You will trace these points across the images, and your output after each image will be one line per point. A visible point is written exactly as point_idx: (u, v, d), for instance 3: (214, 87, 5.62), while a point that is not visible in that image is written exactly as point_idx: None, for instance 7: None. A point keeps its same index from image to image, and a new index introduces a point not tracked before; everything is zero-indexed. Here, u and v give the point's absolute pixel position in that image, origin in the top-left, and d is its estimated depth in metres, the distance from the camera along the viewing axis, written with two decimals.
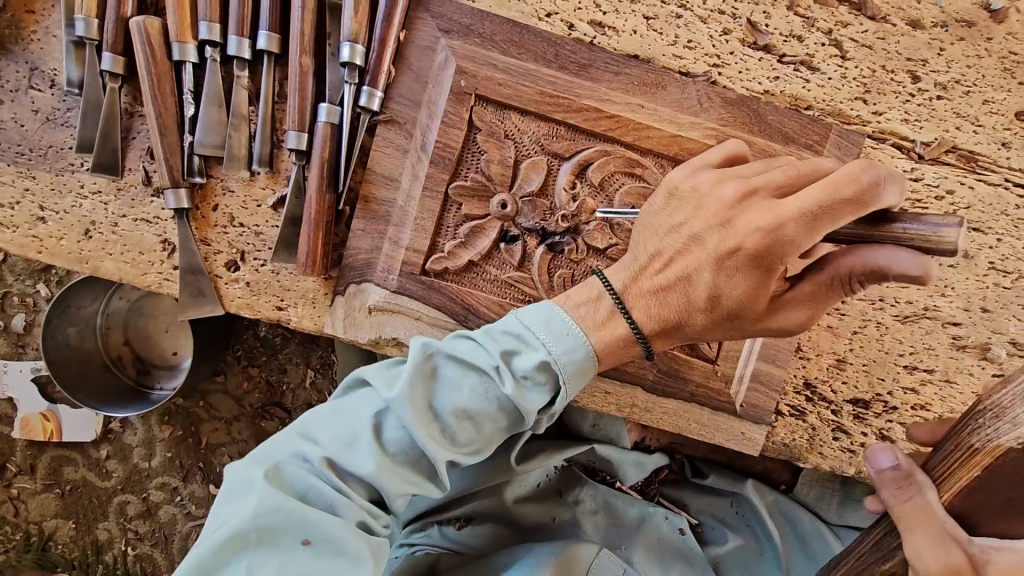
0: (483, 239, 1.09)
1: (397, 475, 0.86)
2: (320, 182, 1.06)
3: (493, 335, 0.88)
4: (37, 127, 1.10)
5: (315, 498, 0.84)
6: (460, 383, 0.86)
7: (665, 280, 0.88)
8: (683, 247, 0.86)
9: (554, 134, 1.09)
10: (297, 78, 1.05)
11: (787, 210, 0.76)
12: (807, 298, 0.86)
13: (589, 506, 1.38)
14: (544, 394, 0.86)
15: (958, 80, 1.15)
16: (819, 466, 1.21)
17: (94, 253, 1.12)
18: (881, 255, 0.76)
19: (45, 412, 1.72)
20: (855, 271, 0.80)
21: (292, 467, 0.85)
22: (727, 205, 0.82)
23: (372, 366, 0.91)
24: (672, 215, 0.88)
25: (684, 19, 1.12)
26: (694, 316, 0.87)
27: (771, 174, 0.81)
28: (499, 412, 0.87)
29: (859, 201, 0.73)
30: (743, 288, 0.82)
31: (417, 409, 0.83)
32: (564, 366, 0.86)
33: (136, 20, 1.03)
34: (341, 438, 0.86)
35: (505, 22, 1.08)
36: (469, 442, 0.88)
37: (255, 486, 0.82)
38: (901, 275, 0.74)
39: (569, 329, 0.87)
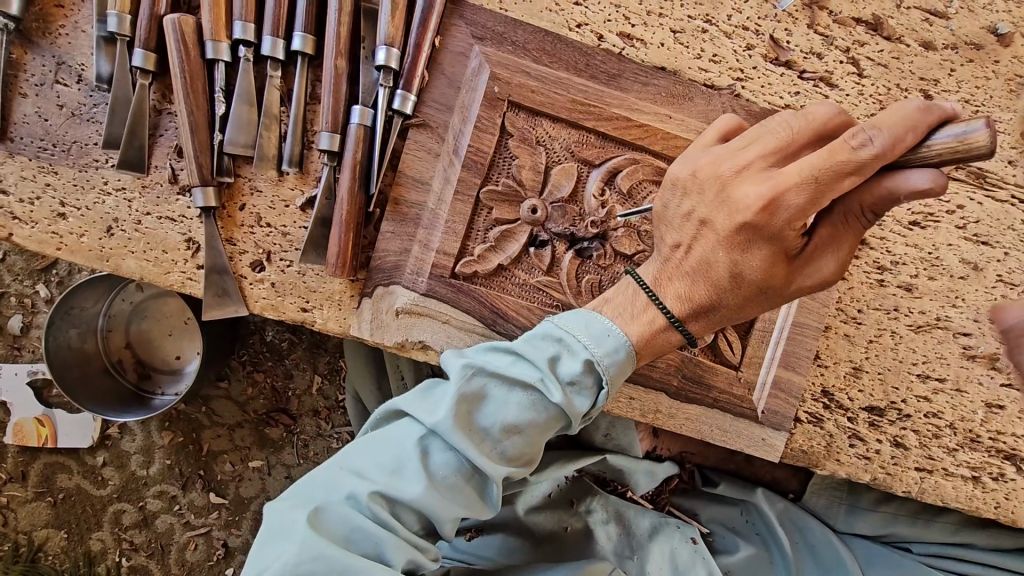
0: (513, 243, 1.10)
1: (445, 499, 0.86)
2: (352, 183, 1.06)
3: (531, 348, 0.88)
4: (62, 121, 1.09)
5: (360, 536, 0.83)
6: (504, 399, 0.86)
7: (690, 267, 0.86)
8: (696, 233, 0.85)
9: (584, 141, 1.11)
10: (331, 79, 1.06)
11: (788, 180, 0.73)
12: (830, 247, 0.82)
13: (601, 516, 1.36)
14: (590, 398, 0.87)
15: (968, 100, 1.20)
16: (836, 472, 1.23)
17: (116, 250, 1.10)
18: (890, 178, 0.72)
19: (40, 417, 1.67)
20: (868, 203, 0.76)
21: (334, 507, 0.84)
22: (727, 180, 0.80)
23: (410, 393, 0.92)
24: (681, 203, 0.86)
25: (710, 33, 1.16)
26: (725, 298, 0.86)
27: (763, 142, 0.79)
28: (546, 422, 0.87)
29: (857, 163, 0.69)
30: (760, 261, 0.81)
31: (463, 429, 0.84)
32: (607, 369, 0.86)
33: (171, 17, 1.02)
34: (385, 468, 0.86)
35: (537, 32, 1.10)
36: (518, 454, 0.89)
37: (298, 531, 0.82)
38: (914, 195, 0.70)
39: (608, 331, 0.88)
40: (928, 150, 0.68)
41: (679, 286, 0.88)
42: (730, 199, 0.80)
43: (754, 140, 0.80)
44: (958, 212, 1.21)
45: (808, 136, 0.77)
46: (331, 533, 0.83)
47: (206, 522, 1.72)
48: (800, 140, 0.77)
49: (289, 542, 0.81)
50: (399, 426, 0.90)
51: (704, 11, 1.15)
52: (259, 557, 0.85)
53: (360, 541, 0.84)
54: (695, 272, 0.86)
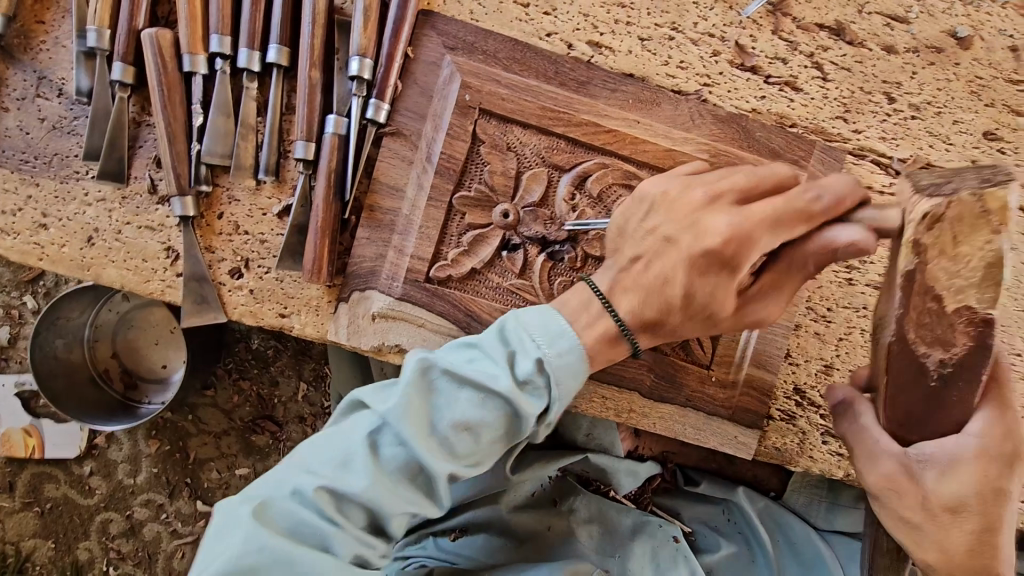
0: (486, 247, 1.12)
1: (393, 494, 0.87)
2: (327, 191, 1.09)
3: (488, 347, 0.90)
4: (43, 135, 1.11)
5: (306, 530, 0.85)
6: (456, 396, 0.88)
7: (647, 282, 0.90)
8: (659, 247, 0.89)
9: (554, 147, 1.13)
10: (305, 90, 1.09)
11: (752, 214, 0.84)
12: (773, 284, 0.92)
13: (583, 514, 1.38)
14: (543, 397, 0.89)
15: (930, 102, 1.23)
16: (810, 469, 1.25)
17: (96, 259, 1.12)
18: (826, 232, 0.86)
19: (27, 427, 1.68)
20: (810, 254, 0.88)
21: (280, 502, 0.86)
22: (700, 207, 0.88)
23: (367, 387, 0.93)
24: (648, 219, 0.92)
25: (676, 40, 1.19)
26: (673, 317, 0.91)
27: (735, 179, 0.89)
28: (496, 421, 0.89)
29: (812, 213, 0.85)
30: (713, 287, 0.88)
31: (414, 424, 0.86)
32: (559, 368, 0.88)
33: (149, 32, 1.05)
34: (334, 462, 0.87)
35: (507, 41, 1.13)
36: (469, 453, 0.90)
37: (243, 525, 0.84)
38: (849, 245, 0.84)
39: (565, 331, 0.90)
40: (858, 218, 0.85)
41: (634, 292, 0.91)
42: (699, 221, 0.87)
43: (726, 176, 0.91)
44: None
45: (769, 185, 0.89)
46: (275, 526, 0.85)
47: (193, 530, 1.73)
48: (763, 186, 0.89)
49: (233, 536, 0.83)
50: (353, 421, 0.91)
51: (670, 19, 1.19)
52: (205, 550, 0.87)
53: (305, 535, 0.85)
54: (652, 287, 0.89)
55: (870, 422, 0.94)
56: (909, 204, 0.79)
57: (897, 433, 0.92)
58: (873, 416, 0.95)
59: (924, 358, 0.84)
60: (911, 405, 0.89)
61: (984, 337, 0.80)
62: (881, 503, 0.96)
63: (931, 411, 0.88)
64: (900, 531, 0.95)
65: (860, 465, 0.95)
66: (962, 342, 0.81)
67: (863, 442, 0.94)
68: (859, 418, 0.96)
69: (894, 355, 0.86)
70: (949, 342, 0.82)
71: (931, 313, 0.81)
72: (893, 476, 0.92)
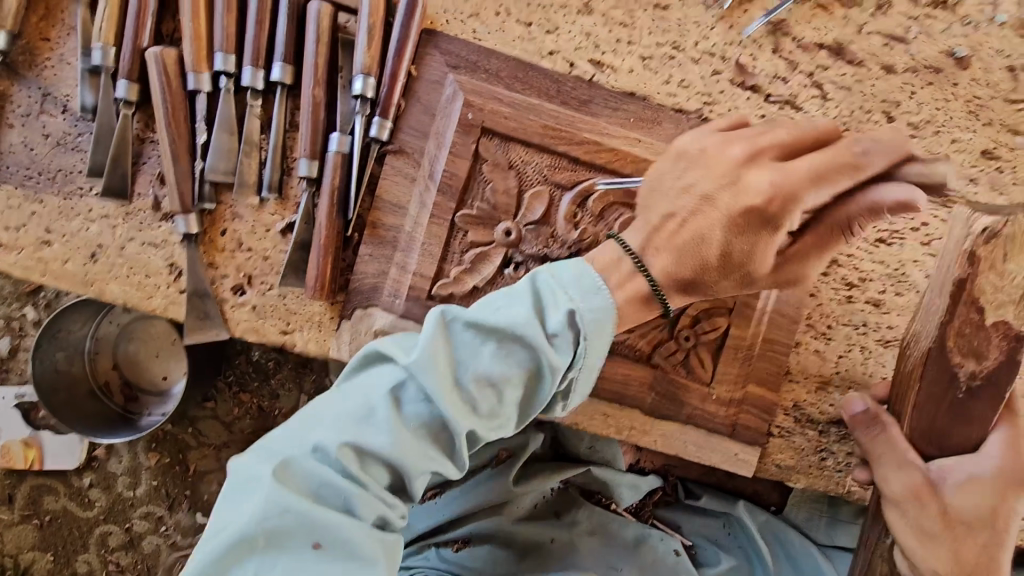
0: (488, 265, 1.12)
1: (417, 450, 0.88)
2: (330, 208, 1.10)
3: (511, 301, 0.92)
4: (47, 151, 1.12)
5: (329, 490, 0.85)
6: (478, 349, 0.90)
7: (680, 242, 0.94)
8: (696, 207, 0.93)
9: (557, 165, 1.14)
10: (309, 108, 1.09)
11: (794, 172, 0.87)
12: (817, 250, 0.94)
13: (585, 527, 1.38)
14: (567, 349, 0.91)
15: (928, 121, 1.24)
16: (809, 485, 1.26)
17: (99, 276, 1.12)
18: (867, 190, 0.87)
19: (27, 439, 1.68)
20: (855, 215, 0.88)
21: (303, 461, 0.85)
22: (737, 165, 0.90)
23: (388, 341, 0.94)
24: (683, 176, 0.96)
25: (677, 60, 1.20)
26: (709, 274, 0.95)
27: (776, 133, 0.91)
28: (518, 376, 0.90)
29: (855, 167, 0.85)
30: (751, 244, 0.91)
31: (439, 376, 0.86)
32: (586, 318, 0.91)
33: (153, 51, 1.06)
34: (355, 418, 0.87)
35: (509, 60, 1.14)
36: (490, 411, 0.90)
37: (264, 483, 0.83)
38: (898, 209, 0.84)
39: (595, 284, 0.93)
40: (905, 173, 0.85)
41: (666, 254, 0.95)
42: (740, 183, 0.90)
43: (766, 132, 0.92)
44: (923, 229, 1.24)
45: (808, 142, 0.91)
46: (298, 485, 0.84)
47: (193, 543, 1.73)
48: (803, 141, 0.90)
49: (255, 495, 0.82)
50: (375, 377, 0.91)
51: (671, 39, 1.19)
52: (222, 508, 0.86)
53: (327, 496, 0.85)
54: (686, 246, 0.94)
55: (898, 434, 1.07)
56: (969, 221, 0.96)
57: (918, 444, 1.05)
58: (900, 429, 1.08)
59: (959, 369, 1.00)
60: (936, 414, 1.04)
61: (1011, 353, 0.97)
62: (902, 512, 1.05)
63: (955, 423, 1.03)
64: (919, 539, 1.03)
65: (889, 470, 1.06)
66: (993, 355, 0.98)
67: (889, 449, 1.07)
68: (885, 427, 1.09)
69: (930, 362, 1.02)
70: (981, 355, 0.99)
71: (972, 325, 0.98)
72: (917, 484, 1.03)
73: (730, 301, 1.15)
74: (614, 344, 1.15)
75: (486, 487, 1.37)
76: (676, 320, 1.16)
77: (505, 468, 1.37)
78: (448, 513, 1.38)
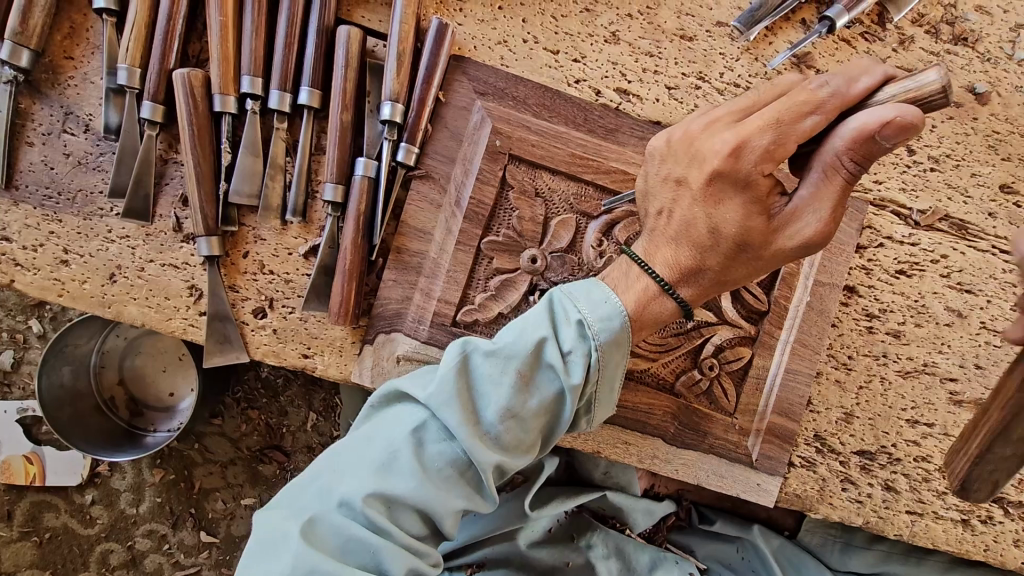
0: (514, 292, 1.12)
1: (442, 489, 0.88)
2: (356, 233, 1.08)
3: (524, 328, 0.91)
4: (68, 170, 1.10)
5: (355, 545, 0.85)
6: (496, 380, 0.89)
7: (673, 229, 0.89)
8: (674, 192, 0.89)
9: (583, 194, 1.13)
10: (336, 132, 1.08)
11: (752, 124, 0.80)
12: (814, 202, 0.81)
13: (602, 550, 1.36)
14: (585, 368, 0.89)
15: (948, 154, 1.25)
16: (829, 516, 1.25)
17: (118, 297, 1.11)
18: (851, 120, 0.75)
19: (28, 455, 1.64)
20: (842, 152, 0.76)
21: (326, 518, 0.86)
22: (698, 137, 0.86)
23: (406, 379, 0.95)
24: (660, 165, 0.91)
25: (703, 90, 1.20)
26: (709, 258, 0.88)
27: (733, 102, 0.86)
28: (539, 404, 0.90)
29: (818, 100, 0.77)
30: (735, 213, 0.84)
31: (460, 410, 0.87)
32: (599, 334, 0.89)
33: (181, 72, 1.04)
34: (376, 464, 0.87)
35: (537, 87, 1.14)
36: (516, 441, 0.90)
37: (290, 544, 0.83)
38: (883, 125, 0.72)
39: (607, 299, 0.91)
40: (879, 98, 0.75)
41: (664, 243, 0.90)
42: (699, 152, 0.85)
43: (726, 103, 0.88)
44: (942, 261, 1.25)
45: (770, 98, 0.83)
46: (325, 543, 0.85)
47: (196, 562, 1.70)
48: (764, 99, 0.84)
49: (284, 556, 0.83)
50: (392, 419, 0.92)
51: (697, 69, 1.20)
52: (251, 569, 0.87)
53: (356, 552, 0.85)
54: (678, 233, 0.89)
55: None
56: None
57: None
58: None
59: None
60: None
61: None
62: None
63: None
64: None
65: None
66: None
67: None
68: None
69: None
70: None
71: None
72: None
73: (754, 331, 1.17)
74: (636, 374, 1.15)
75: (502, 512, 1.36)
76: (699, 349, 1.15)
77: (520, 491, 1.36)
78: (462, 536, 1.35)
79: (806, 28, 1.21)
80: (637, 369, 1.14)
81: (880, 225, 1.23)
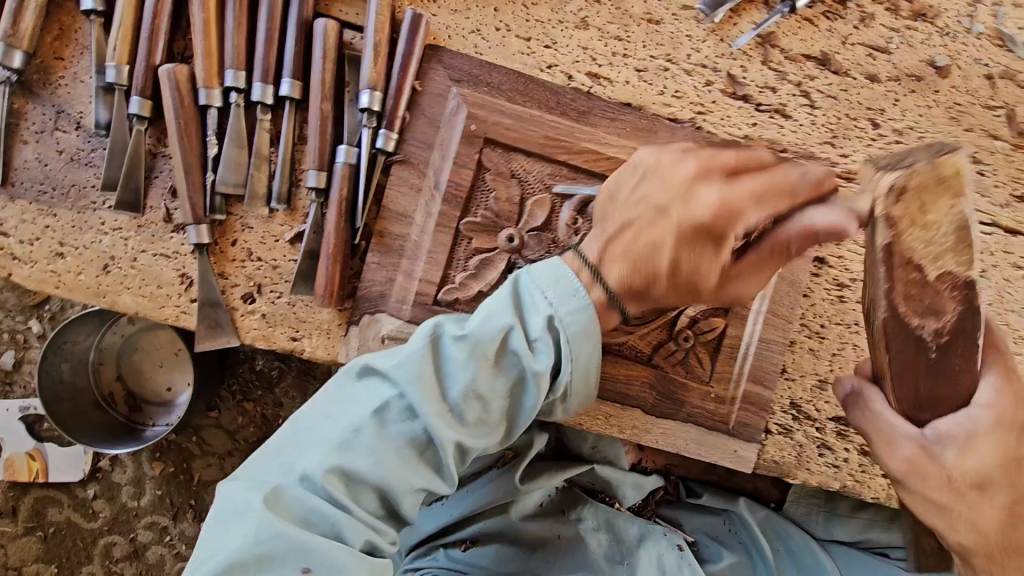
0: (493, 270, 1.16)
1: (404, 467, 0.92)
2: (338, 218, 1.13)
3: (491, 316, 0.95)
4: (62, 166, 1.14)
5: (316, 515, 0.88)
6: (461, 366, 0.92)
7: (636, 251, 0.94)
8: (649, 218, 0.93)
9: (557, 173, 1.18)
10: (317, 121, 1.13)
11: (742, 192, 0.89)
12: (758, 267, 0.96)
13: (591, 523, 1.38)
14: (551, 360, 0.95)
15: (912, 127, 1.29)
16: (807, 481, 1.29)
17: (112, 288, 1.15)
18: (805, 215, 0.90)
19: (31, 451, 1.68)
20: (793, 238, 0.92)
21: (290, 489, 0.89)
22: (688, 180, 0.92)
23: (370, 362, 0.97)
24: (638, 188, 0.96)
25: (671, 71, 1.24)
26: (659, 287, 0.96)
27: (725, 156, 0.93)
28: (502, 391, 0.95)
29: (791, 190, 0.90)
30: (698, 257, 0.92)
31: (425, 394, 0.91)
32: (568, 327, 0.95)
33: (167, 68, 1.09)
34: (340, 442, 0.91)
35: (511, 73, 1.18)
36: (478, 423, 0.95)
37: (254, 511, 0.87)
38: (828, 228, 0.87)
39: (575, 291, 0.96)
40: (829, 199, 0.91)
41: (621, 259, 0.96)
42: (688, 197, 0.91)
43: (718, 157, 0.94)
44: None
45: (750, 165, 0.93)
46: (287, 513, 0.88)
47: None
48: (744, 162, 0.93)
49: (246, 521, 0.86)
50: (356, 400, 0.95)
51: (665, 51, 1.24)
52: (211, 537, 0.89)
53: (317, 522, 0.89)
54: (641, 257, 0.94)
55: None
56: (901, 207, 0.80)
57: None
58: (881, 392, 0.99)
59: (921, 332, 0.88)
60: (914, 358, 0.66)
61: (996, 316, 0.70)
62: (906, 489, 0.95)
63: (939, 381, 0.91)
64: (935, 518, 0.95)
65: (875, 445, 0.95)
66: (953, 308, 0.86)
67: None
68: None
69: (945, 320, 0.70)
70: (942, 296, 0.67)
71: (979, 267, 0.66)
72: None
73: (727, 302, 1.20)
74: (615, 346, 1.18)
75: (492, 486, 1.37)
76: (674, 321, 1.19)
77: (509, 467, 1.37)
78: (455, 513, 1.39)
79: (769, 9, 1.26)
80: (615, 342, 1.18)
81: None
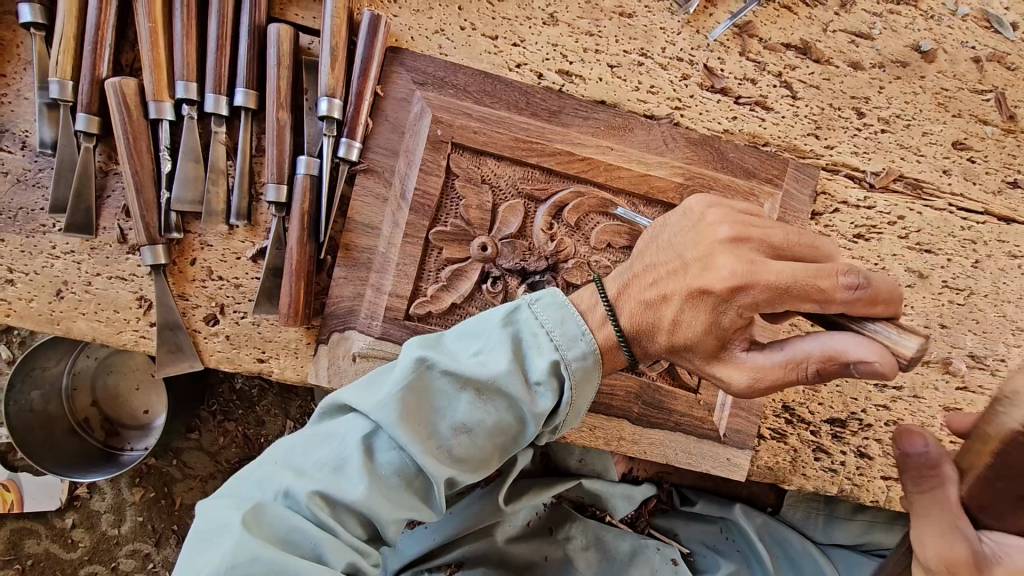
0: (465, 282, 1.11)
1: (389, 499, 0.86)
2: (301, 233, 1.07)
3: (489, 338, 0.90)
4: (8, 189, 1.09)
5: (299, 535, 0.82)
6: (454, 398, 0.88)
7: (647, 298, 0.92)
8: (673, 268, 0.90)
9: (530, 177, 1.13)
10: (274, 132, 1.07)
11: (764, 277, 0.81)
12: (763, 369, 0.85)
13: (581, 541, 1.35)
14: (554, 399, 0.90)
15: (898, 115, 1.25)
16: (804, 487, 1.26)
17: (67, 313, 1.10)
18: (837, 343, 0.80)
19: (4, 483, 1.60)
20: (813, 355, 0.82)
21: (272, 506, 0.83)
22: (717, 243, 0.86)
23: (359, 384, 0.92)
24: (673, 237, 0.94)
25: (645, 66, 1.19)
26: (658, 337, 0.91)
27: (770, 233, 0.86)
28: (498, 424, 0.89)
29: (828, 294, 0.79)
30: (700, 323, 0.87)
31: (414, 427, 0.86)
32: (574, 369, 0.90)
33: (112, 82, 1.03)
34: (328, 467, 0.86)
35: (477, 74, 1.13)
36: (469, 457, 0.90)
37: (230, 532, 0.80)
38: (860, 361, 0.77)
39: (582, 333, 0.91)
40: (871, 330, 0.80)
41: (636, 301, 0.93)
42: (709, 265, 0.85)
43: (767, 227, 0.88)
44: (900, 222, 1.25)
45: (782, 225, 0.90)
46: (266, 532, 0.81)
47: None
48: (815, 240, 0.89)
49: (222, 542, 0.79)
50: (346, 421, 0.90)
51: (638, 46, 1.19)
52: (187, 562, 0.83)
53: (299, 543, 0.82)
54: (650, 304, 0.91)
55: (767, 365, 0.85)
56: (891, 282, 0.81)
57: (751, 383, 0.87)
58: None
59: None
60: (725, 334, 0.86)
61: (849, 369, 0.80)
62: None
63: (1023, 506, 0.73)
64: None
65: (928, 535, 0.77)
66: None
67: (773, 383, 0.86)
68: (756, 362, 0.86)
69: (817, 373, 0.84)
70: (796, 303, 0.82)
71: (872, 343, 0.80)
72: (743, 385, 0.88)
73: None
74: None
75: (475, 507, 1.30)
76: None
77: (493, 489, 1.29)
78: (438, 536, 1.31)
79: None
80: None
81: (834, 189, 1.23)
